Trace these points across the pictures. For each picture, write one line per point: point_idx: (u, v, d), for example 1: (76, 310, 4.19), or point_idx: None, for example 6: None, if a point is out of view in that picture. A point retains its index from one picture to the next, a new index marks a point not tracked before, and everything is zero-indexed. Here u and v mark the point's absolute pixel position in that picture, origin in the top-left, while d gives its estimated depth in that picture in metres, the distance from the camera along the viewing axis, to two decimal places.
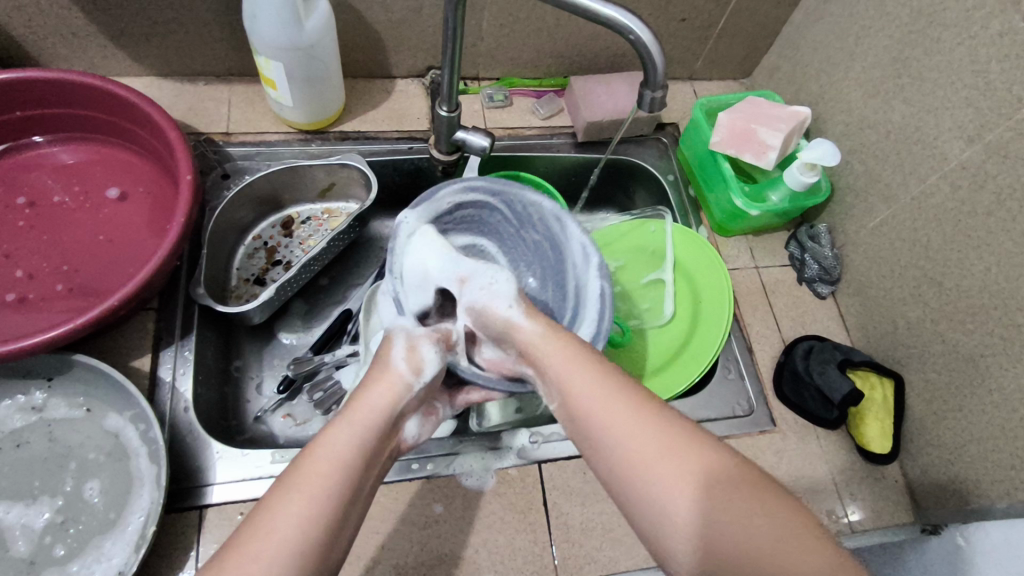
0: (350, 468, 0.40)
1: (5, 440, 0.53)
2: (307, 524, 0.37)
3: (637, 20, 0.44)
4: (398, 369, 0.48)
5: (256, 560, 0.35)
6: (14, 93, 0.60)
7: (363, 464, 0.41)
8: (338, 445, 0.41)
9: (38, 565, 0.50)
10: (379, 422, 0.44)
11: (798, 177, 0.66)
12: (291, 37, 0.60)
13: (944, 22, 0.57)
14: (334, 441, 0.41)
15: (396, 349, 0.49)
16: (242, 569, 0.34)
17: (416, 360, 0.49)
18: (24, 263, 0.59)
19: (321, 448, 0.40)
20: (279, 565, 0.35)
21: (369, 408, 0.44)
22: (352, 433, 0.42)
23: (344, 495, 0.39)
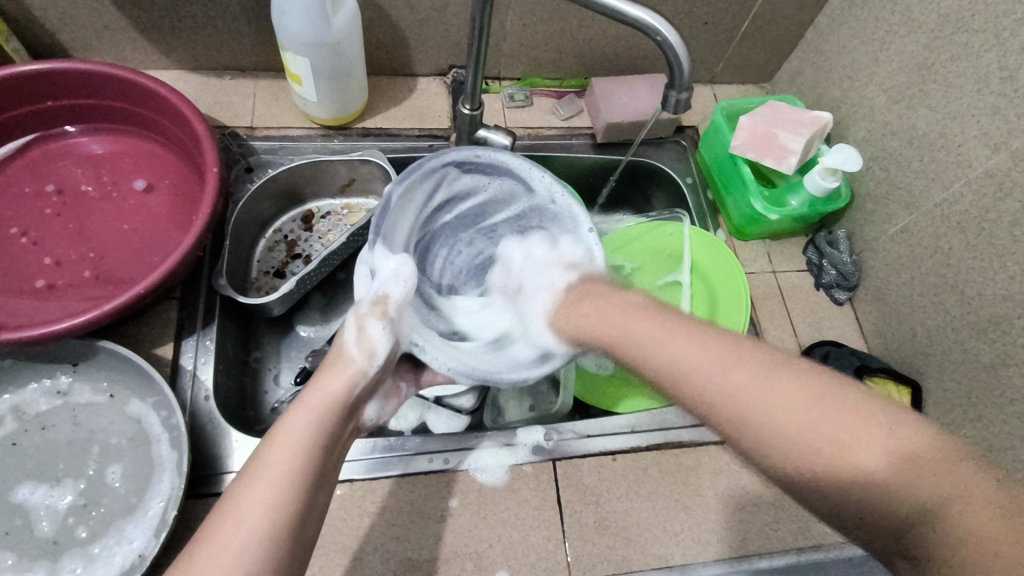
0: (311, 451, 0.41)
1: (30, 423, 0.54)
2: (272, 511, 0.37)
3: (664, 21, 0.44)
4: (351, 355, 0.48)
5: (224, 552, 0.35)
6: (46, 84, 0.61)
7: (325, 443, 0.42)
8: (297, 432, 0.42)
9: (61, 546, 0.50)
10: (337, 406, 0.45)
11: (819, 182, 0.67)
12: (319, 33, 0.60)
13: (972, 28, 0.57)
14: (291, 429, 0.42)
15: (345, 334, 0.50)
16: (209, 564, 0.35)
17: (367, 341, 0.49)
18: (52, 251, 0.61)
19: (280, 436, 0.41)
20: (247, 553, 0.35)
21: (325, 396, 0.45)
22: (315, 418, 0.43)
23: (306, 482, 0.39)
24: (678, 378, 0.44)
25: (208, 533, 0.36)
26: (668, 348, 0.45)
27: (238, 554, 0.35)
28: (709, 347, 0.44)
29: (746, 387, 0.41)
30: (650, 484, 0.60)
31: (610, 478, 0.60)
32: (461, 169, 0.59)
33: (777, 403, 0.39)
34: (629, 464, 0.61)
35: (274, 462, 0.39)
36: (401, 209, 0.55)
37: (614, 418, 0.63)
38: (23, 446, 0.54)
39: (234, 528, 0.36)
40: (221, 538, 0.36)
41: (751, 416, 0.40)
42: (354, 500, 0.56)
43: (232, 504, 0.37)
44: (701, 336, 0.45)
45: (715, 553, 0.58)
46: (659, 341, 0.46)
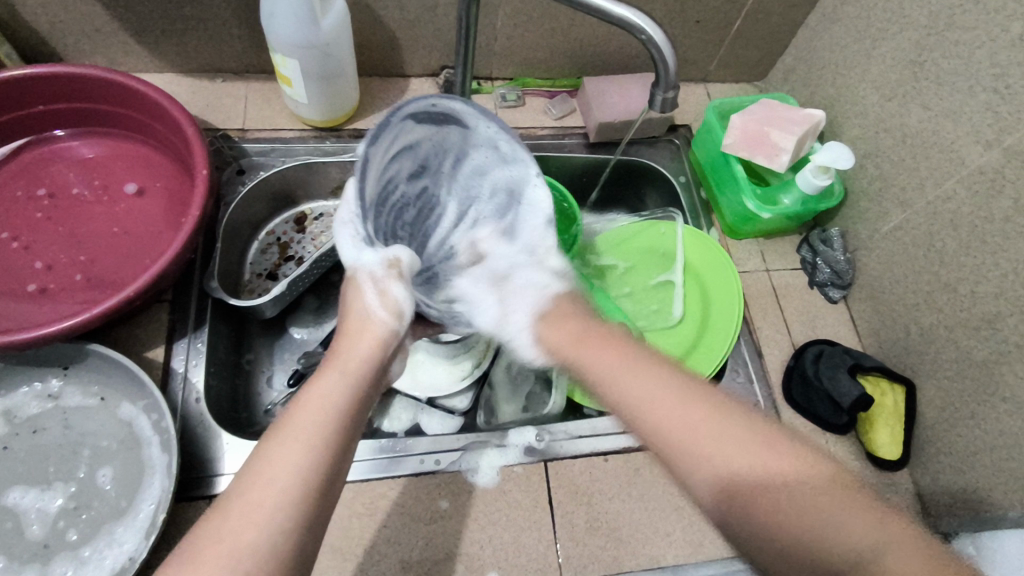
0: (344, 413, 0.41)
1: (22, 426, 0.54)
2: (308, 469, 0.37)
3: (649, 20, 0.44)
4: (380, 317, 0.48)
5: (261, 505, 0.35)
6: (36, 87, 0.61)
7: (358, 407, 0.42)
8: (331, 390, 0.42)
9: (52, 549, 0.50)
10: (371, 367, 0.45)
11: (811, 180, 0.66)
12: (307, 35, 0.60)
13: (964, 24, 0.57)
14: (326, 388, 0.42)
15: (368, 297, 0.48)
16: (245, 518, 0.34)
17: (390, 302, 0.48)
18: (44, 255, 0.61)
19: (313, 396, 0.41)
20: (283, 510, 0.35)
21: (360, 357, 0.45)
22: (350, 379, 0.43)
23: (340, 441, 0.39)
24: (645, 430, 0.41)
25: (242, 488, 0.36)
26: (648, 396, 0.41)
27: (274, 510, 0.35)
28: (684, 395, 0.41)
29: (694, 447, 0.38)
30: (641, 485, 0.60)
31: (601, 479, 0.60)
32: (417, 122, 0.52)
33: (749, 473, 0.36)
34: (621, 465, 0.61)
35: (313, 420, 0.39)
36: (373, 168, 0.49)
37: (606, 418, 0.63)
38: (15, 449, 0.54)
39: (269, 483, 0.36)
40: (258, 491, 0.35)
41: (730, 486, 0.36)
42: (343, 502, 0.56)
43: (265, 459, 0.37)
44: (668, 385, 0.42)
45: (708, 553, 0.57)
46: (633, 380, 0.43)
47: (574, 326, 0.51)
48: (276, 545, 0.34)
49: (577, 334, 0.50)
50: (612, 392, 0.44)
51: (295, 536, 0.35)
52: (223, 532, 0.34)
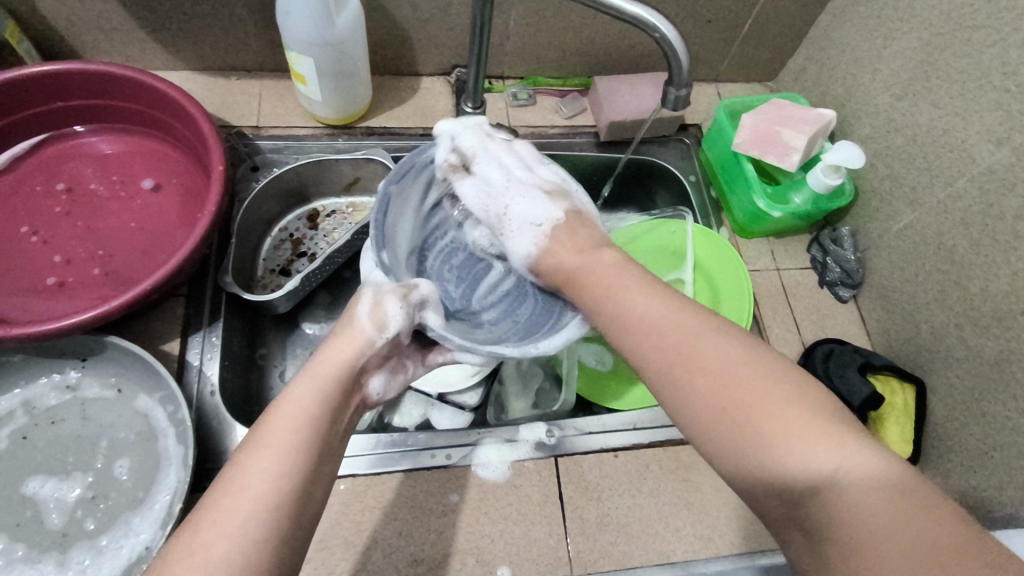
0: (320, 422, 0.40)
1: (41, 417, 0.55)
2: (282, 477, 0.37)
3: (662, 18, 0.45)
4: (362, 325, 0.47)
5: (233, 513, 0.34)
6: (55, 84, 0.62)
7: (330, 416, 0.41)
8: (303, 398, 0.41)
9: (70, 538, 0.51)
10: (345, 374, 0.45)
11: (821, 179, 0.66)
12: (322, 33, 0.61)
13: (975, 23, 0.57)
14: (299, 396, 0.41)
15: (360, 306, 0.48)
16: (217, 527, 0.34)
17: (380, 315, 0.48)
18: (62, 249, 0.62)
19: (288, 405, 0.40)
20: (258, 518, 0.35)
21: (334, 364, 0.45)
22: (321, 387, 0.43)
23: (314, 448, 0.39)
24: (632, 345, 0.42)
25: (214, 496, 0.35)
26: (637, 314, 0.43)
27: (248, 516, 0.34)
28: (674, 309, 0.42)
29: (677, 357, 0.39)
30: (651, 481, 0.60)
31: (611, 475, 0.60)
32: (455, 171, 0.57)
33: (723, 375, 0.37)
34: (631, 461, 0.61)
35: (285, 428, 0.39)
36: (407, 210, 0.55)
37: (616, 415, 0.63)
38: (33, 439, 0.55)
39: (241, 492, 0.35)
40: (230, 496, 0.35)
41: (692, 395, 0.38)
42: (356, 495, 0.57)
43: (237, 468, 0.37)
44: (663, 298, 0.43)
45: (717, 550, 0.57)
46: (627, 295, 0.44)
47: (574, 242, 0.49)
48: (255, 548, 0.34)
49: (582, 247, 0.49)
50: (603, 310, 0.45)
51: (271, 542, 0.35)
52: (198, 530, 0.34)
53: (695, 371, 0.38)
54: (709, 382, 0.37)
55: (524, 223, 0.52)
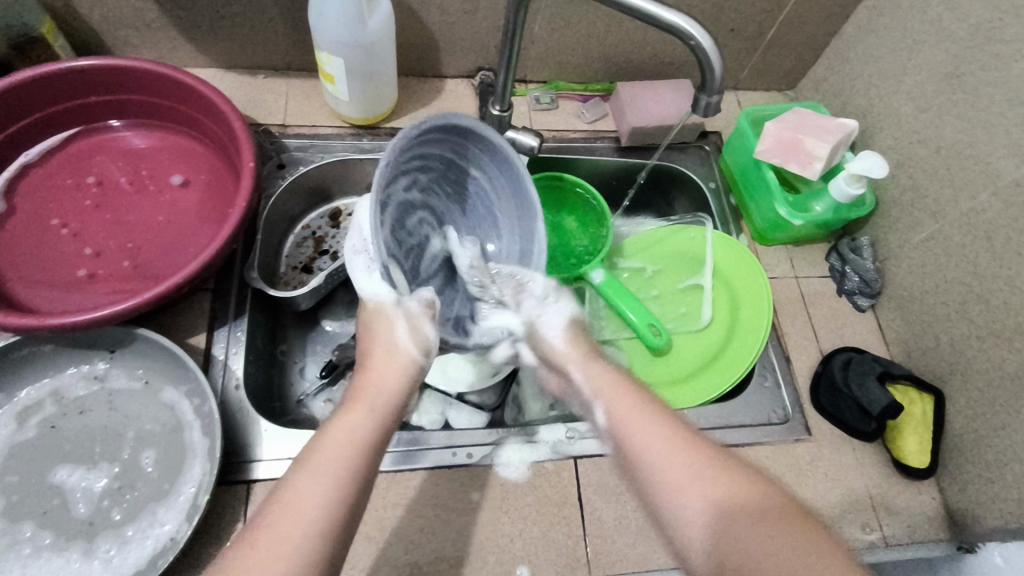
0: (366, 449, 0.42)
1: (69, 407, 0.56)
2: (336, 501, 0.38)
3: (698, 26, 0.45)
4: (407, 349, 0.50)
5: (291, 535, 0.36)
6: (89, 78, 0.63)
7: (381, 444, 0.44)
8: (355, 426, 0.43)
9: (97, 527, 0.52)
10: (392, 402, 0.47)
11: (843, 188, 0.67)
12: (354, 34, 0.62)
13: (1003, 38, 0.57)
14: (351, 423, 0.44)
15: (398, 330, 0.51)
16: (275, 548, 0.35)
17: (421, 339, 0.51)
18: (92, 241, 0.62)
19: (332, 436, 0.42)
20: (314, 541, 0.36)
21: (381, 391, 0.47)
22: (373, 415, 0.45)
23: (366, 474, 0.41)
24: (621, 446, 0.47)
25: (271, 518, 0.37)
26: (645, 436, 0.45)
27: (301, 541, 0.36)
28: (649, 412, 0.47)
29: (657, 456, 0.44)
30: None
31: None
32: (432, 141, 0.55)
33: (693, 478, 0.41)
34: None
35: (339, 453, 0.41)
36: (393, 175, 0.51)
37: None
38: (62, 429, 0.55)
39: (298, 515, 0.37)
40: (281, 524, 0.36)
41: (676, 498, 0.41)
42: (377, 491, 0.57)
43: (292, 488, 0.38)
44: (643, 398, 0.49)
45: None
46: (614, 390, 0.50)
47: (587, 342, 0.57)
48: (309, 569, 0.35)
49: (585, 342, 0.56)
50: (598, 398, 0.51)
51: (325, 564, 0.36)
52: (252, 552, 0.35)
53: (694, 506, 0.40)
54: (693, 508, 0.40)
55: (546, 298, 0.59)
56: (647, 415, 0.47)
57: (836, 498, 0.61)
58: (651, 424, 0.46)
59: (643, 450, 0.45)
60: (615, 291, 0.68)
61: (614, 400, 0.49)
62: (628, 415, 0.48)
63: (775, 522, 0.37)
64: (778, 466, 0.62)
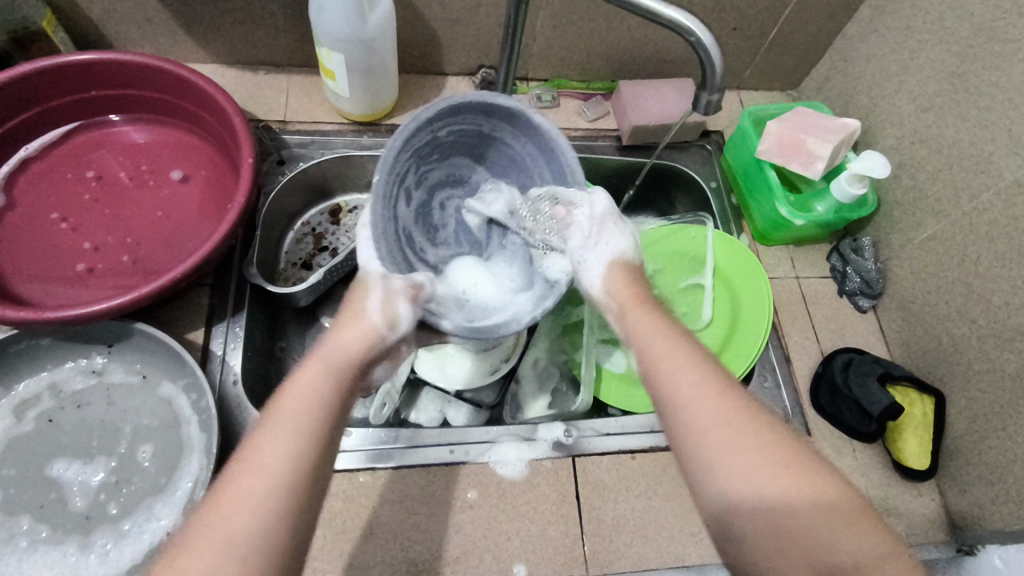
0: (333, 410, 0.39)
1: (67, 401, 0.56)
2: (299, 455, 0.36)
3: (698, 23, 0.45)
4: (371, 319, 0.45)
5: (254, 491, 0.34)
6: (89, 72, 0.63)
7: (341, 403, 0.40)
8: (311, 388, 0.39)
9: (93, 521, 0.52)
10: (349, 367, 0.42)
11: (845, 188, 0.66)
12: (355, 30, 0.62)
13: (1005, 37, 0.57)
14: (304, 381, 0.40)
15: (369, 300, 0.45)
16: (238, 507, 0.34)
17: (393, 312, 0.45)
18: (91, 236, 0.62)
19: (301, 386, 0.39)
20: (279, 492, 0.35)
21: (338, 358, 0.42)
22: (330, 378, 0.40)
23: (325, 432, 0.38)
24: (655, 382, 0.42)
25: (232, 475, 0.35)
26: (671, 382, 0.41)
27: (267, 500, 0.34)
28: (689, 364, 0.42)
29: (705, 415, 0.39)
30: (667, 484, 0.60)
31: (628, 476, 0.60)
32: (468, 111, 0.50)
33: (737, 441, 0.38)
34: (649, 464, 0.61)
35: (301, 404, 0.38)
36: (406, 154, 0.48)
37: (634, 417, 0.63)
38: (59, 422, 0.55)
39: (257, 468, 0.35)
40: (253, 475, 0.35)
41: (715, 455, 0.38)
42: (375, 488, 0.57)
43: (252, 444, 0.37)
44: (682, 347, 0.43)
45: None
46: (657, 341, 0.44)
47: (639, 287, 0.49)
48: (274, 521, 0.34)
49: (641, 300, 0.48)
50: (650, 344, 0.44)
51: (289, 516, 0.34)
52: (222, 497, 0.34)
53: (717, 462, 0.38)
54: (734, 471, 0.37)
55: (594, 244, 0.51)
56: (688, 361, 0.42)
57: None
58: (694, 377, 0.41)
59: (682, 400, 0.40)
60: None
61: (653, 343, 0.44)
62: (659, 347, 0.43)
63: (831, 507, 0.36)
64: None
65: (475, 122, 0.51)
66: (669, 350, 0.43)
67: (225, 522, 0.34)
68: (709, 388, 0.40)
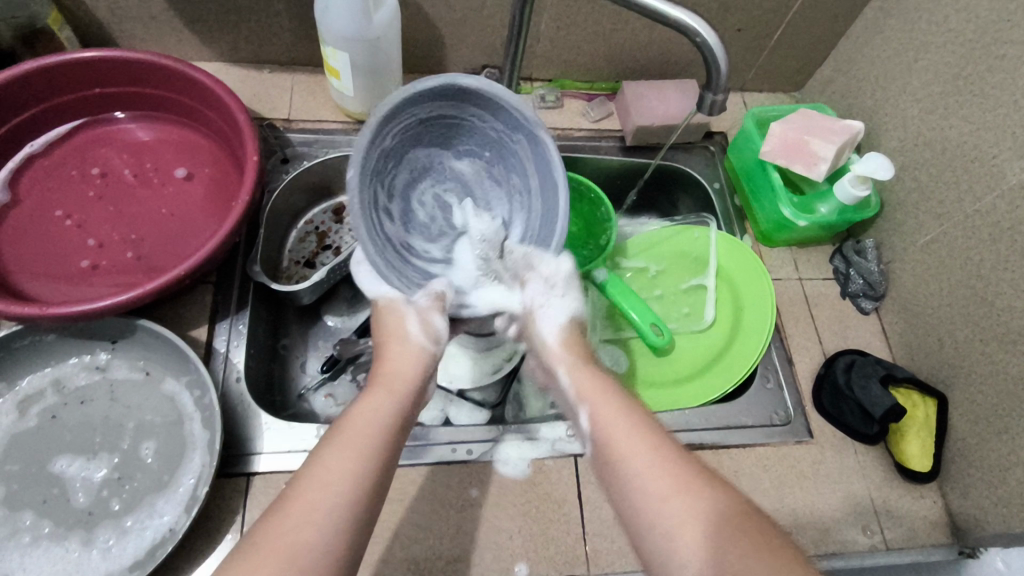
0: (390, 427, 0.44)
1: (70, 397, 0.56)
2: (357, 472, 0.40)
3: (704, 23, 0.45)
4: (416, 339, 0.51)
5: (315, 507, 0.37)
6: (95, 70, 0.63)
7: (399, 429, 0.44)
8: (374, 411, 0.44)
9: (96, 517, 0.52)
10: (407, 389, 0.48)
11: (848, 190, 0.66)
12: (360, 29, 0.62)
13: (1010, 39, 0.57)
14: (368, 407, 0.45)
15: (411, 325, 0.52)
16: (297, 520, 0.37)
17: (431, 330, 0.52)
18: (95, 233, 0.62)
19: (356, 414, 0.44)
20: (338, 511, 0.38)
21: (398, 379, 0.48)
22: (391, 400, 0.46)
23: (384, 452, 0.42)
24: (609, 464, 0.45)
25: (290, 495, 0.38)
26: (625, 452, 0.44)
27: (329, 506, 0.37)
28: (640, 433, 0.45)
29: (657, 485, 0.41)
30: None
31: None
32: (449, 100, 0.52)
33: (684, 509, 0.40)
34: None
35: (362, 427, 0.43)
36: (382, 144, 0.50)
37: None
38: (62, 418, 0.55)
39: (318, 486, 0.38)
40: (309, 491, 0.38)
41: (665, 526, 0.40)
42: None
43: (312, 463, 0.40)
44: (633, 418, 0.46)
45: None
46: (610, 410, 0.47)
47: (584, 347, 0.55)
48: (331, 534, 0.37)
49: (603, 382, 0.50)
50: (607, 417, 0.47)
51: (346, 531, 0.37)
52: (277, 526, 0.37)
53: (671, 533, 0.39)
54: (683, 542, 0.39)
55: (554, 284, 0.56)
56: (632, 433, 0.45)
57: (836, 500, 0.61)
58: (643, 448, 0.44)
59: (632, 473, 0.43)
60: (620, 294, 0.68)
61: (607, 413, 0.47)
62: (611, 423, 0.46)
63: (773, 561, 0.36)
64: (779, 467, 0.62)
65: (459, 112, 0.53)
66: (623, 421, 0.46)
67: (286, 533, 0.36)
68: (664, 458, 0.43)
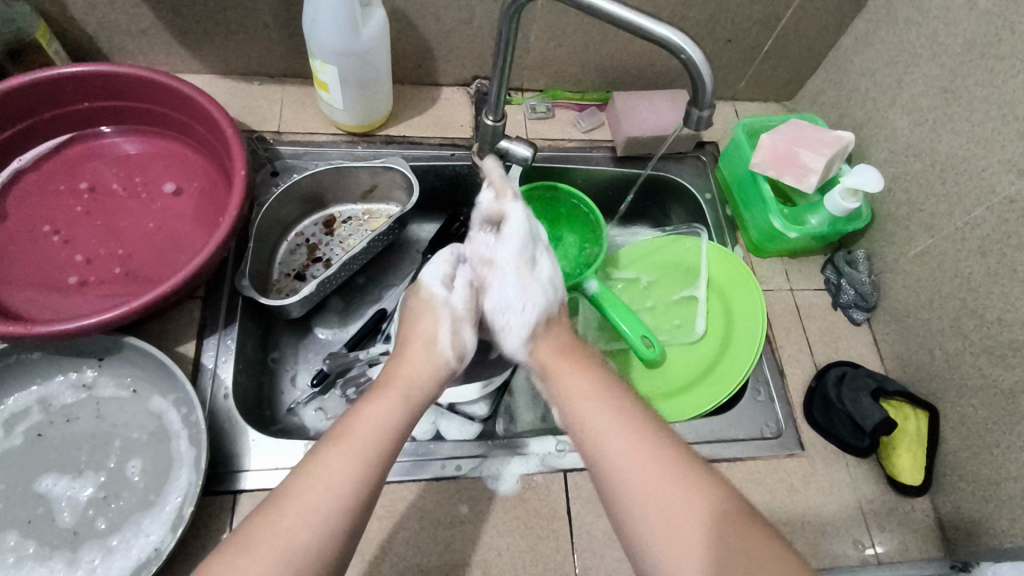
0: (343, 495, 0.40)
1: (56, 415, 0.56)
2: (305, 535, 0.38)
3: (688, 40, 0.45)
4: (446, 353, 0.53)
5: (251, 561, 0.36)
6: (81, 85, 0.63)
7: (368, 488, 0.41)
8: (331, 470, 0.41)
9: (81, 536, 0.51)
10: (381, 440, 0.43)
11: (839, 203, 0.66)
12: (347, 42, 0.62)
13: (998, 53, 0.57)
14: (328, 464, 0.41)
15: (441, 330, 0.54)
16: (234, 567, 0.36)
17: (458, 344, 0.54)
18: (83, 248, 0.62)
19: (320, 469, 0.41)
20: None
21: (367, 431, 0.43)
22: (358, 457, 0.42)
23: (341, 516, 0.39)
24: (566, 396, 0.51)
25: (234, 544, 0.37)
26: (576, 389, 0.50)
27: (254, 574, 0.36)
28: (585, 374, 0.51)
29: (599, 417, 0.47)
30: None
31: None
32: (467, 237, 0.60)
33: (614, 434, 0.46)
34: None
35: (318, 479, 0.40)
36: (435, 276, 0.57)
37: None
38: (48, 437, 0.55)
39: (264, 538, 0.37)
40: (256, 541, 0.37)
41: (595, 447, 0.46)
42: None
43: (271, 510, 0.39)
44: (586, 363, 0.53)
45: None
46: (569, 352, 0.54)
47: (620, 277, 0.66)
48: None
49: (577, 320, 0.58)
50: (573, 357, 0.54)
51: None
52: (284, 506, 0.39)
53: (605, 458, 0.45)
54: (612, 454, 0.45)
55: None
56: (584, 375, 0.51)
57: (825, 513, 0.61)
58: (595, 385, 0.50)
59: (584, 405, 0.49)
60: (610, 304, 0.67)
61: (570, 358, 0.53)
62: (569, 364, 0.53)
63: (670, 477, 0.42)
64: (770, 481, 0.61)
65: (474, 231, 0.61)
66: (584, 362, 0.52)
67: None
68: (611, 398, 0.49)
